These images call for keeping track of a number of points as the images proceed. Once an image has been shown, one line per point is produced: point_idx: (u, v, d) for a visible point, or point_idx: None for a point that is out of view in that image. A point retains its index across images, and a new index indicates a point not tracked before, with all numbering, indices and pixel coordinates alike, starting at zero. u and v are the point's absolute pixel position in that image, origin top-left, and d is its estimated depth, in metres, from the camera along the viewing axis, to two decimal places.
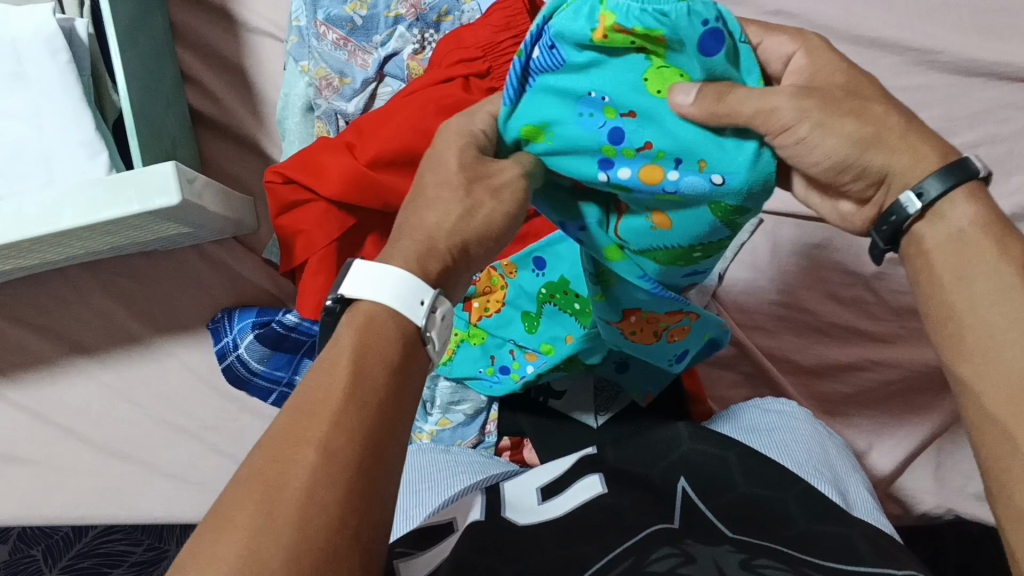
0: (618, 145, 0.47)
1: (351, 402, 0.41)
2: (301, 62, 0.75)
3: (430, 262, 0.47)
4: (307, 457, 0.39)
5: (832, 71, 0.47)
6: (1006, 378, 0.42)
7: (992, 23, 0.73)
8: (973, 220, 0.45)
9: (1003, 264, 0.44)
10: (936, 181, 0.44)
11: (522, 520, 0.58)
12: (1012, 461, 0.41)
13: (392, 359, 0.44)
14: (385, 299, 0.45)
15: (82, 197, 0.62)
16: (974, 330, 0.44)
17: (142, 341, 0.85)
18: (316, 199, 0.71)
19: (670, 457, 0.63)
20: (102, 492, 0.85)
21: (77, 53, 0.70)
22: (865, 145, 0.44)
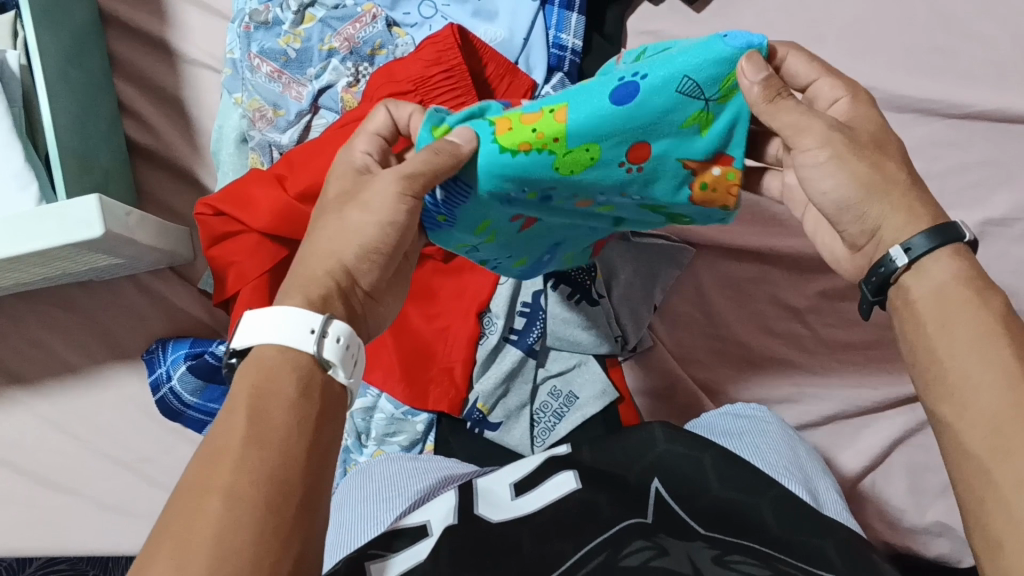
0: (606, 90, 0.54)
1: (254, 445, 0.44)
2: (235, 93, 0.76)
3: (314, 291, 0.51)
4: (214, 504, 0.42)
5: (869, 122, 0.53)
6: (982, 419, 0.45)
7: (924, 61, 0.74)
8: (955, 275, 0.49)
9: (983, 313, 0.48)
10: (925, 239, 0.50)
11: (496, 517, 0.57)
12: (987, 494, 0.44)
13: (289, 393, 0.46)
14: (273, 342, 0.48)
15: (4, 230, 0.62)
16: (954, 374, 0.47)
17: (77, 371, 0.84)
18: (249, 231, 0.71)
19: (647, 459, 0.61)
20: (36, 525, 0.84)
21: (9, 85, 0.70)
22: (871, 189, 0.51)
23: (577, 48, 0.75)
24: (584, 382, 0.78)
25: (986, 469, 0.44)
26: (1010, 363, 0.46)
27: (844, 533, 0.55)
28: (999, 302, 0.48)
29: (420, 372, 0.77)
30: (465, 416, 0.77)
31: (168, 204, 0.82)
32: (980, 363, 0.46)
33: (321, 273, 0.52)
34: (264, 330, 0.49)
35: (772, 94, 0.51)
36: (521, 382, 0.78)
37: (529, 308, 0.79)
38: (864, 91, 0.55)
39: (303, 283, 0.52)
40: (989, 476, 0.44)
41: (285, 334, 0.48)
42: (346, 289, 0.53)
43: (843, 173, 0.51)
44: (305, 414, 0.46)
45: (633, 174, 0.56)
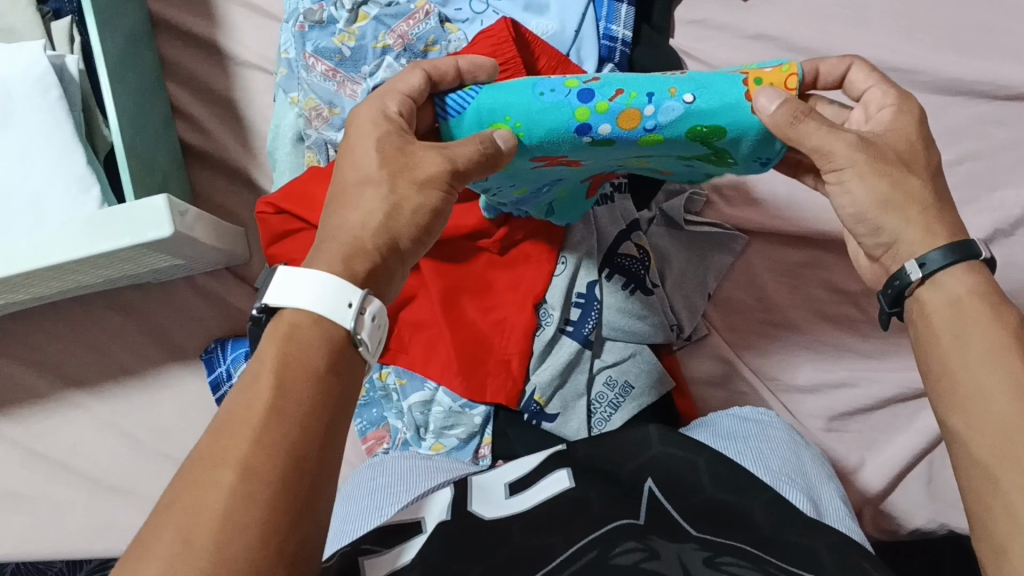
0: (590, 103, 0.55)
1: (275, 420, 0.44)
2: (291, 92, 0.77)
3: (356, 263, 0.52)
4: (227, 476, 0.42)
5: (901, 137, 0.55)
6: (992, 428, 0.48)
7: (970, 42, 0.75)
8: (970, 289, 0.53)
9: (998, 329, 0.51)
10: (942, 253, 0.53)
11: (489, 514, 0.58)
12: (992, 500, 0.47)
13: (315, 368, 0.47)
14: (307, 308, 0.49)
15: (75, 234, 0.63)
16: (965, 383, 0.50)
17: (135, 372, 0.84)
18: (308, 229, 0.72)
19: (638, 460, 0.62)
20: (93, 529, 0.83)
21: (69, 89, 0.71)
22: (885, 204, 0.54)
23: (626, 39, 0.77)
24: (639, 372, 0.78)
25: (994, 477, 0.47)
26: (1020, 378, 0.49)
27: (833, 535, 0.56)
28: (1012, 319, 0.51)
29: (476, 364, 0.77)
30: (522, 408, 0.78)
31: (220, 204, 0.82)
32: (993, 373, 0.49)
33: (368, 244, 0.53)
34: (298, 295, 0.49)
35: (791, 121, 0.52)
36: (577, 373, 0.78)
37: (584, 297, 0.79)
38: (916, 105, 0.56)
39: (352, 247, 0.52)
40: (993, 479, 0.47)
41: (322, 301, 0.49)
42: (386, 262, 0.54)
43: (868, 187, 0.53)
44: (327, 398, 0.47)
45: (683, 105, 0.54)
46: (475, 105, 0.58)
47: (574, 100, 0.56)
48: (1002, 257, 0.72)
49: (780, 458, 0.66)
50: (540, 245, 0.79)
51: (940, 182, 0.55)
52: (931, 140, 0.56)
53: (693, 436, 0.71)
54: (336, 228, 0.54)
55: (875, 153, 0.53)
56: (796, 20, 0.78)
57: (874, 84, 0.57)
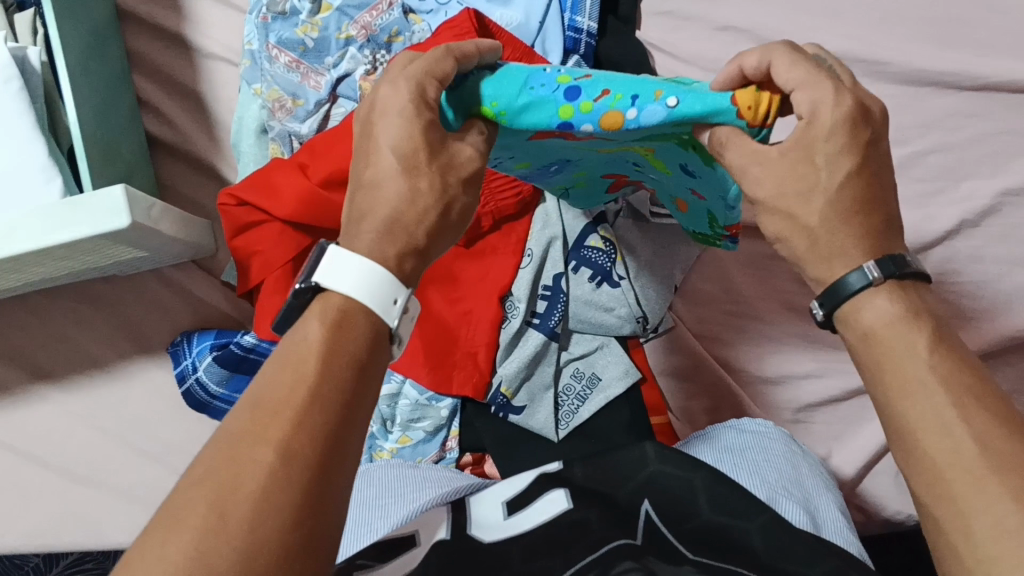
0: (574, 102, 0.48)
1: (318, 403, 0.42)
2: (255, 84, 0.78)
3: (406, 258, 0.49)
4: (265, 454, 0.40)
5: (832, 142, 0.44)
6: (929, 470, 0.43)
7: (947, 32, 0.73)
8: (884, 318, 0.45)
9: (917, 358, 0.44)
10: (854, 279, 0.46)
11: (488, 537, 0.58)
12: (943, 544, 0.42)
13: (359, 356, 0.45)
14: (353, 295, 0.46)
15: (32, 224, 0.63)
16: (897, 421, 0.45)
17: (103, 365, 0.84)
18: (270, 220, 0.72)
19: (636, 479, 0.61)
20: (64, 518, 0.85)
21: (31, 81, 0.71)
22: (843, 236, 0.46)
23: (591, 30, 0.77)
24: (607, 364, 0.78)
25: (937, 520, 0.42)
26: (944, 411, 0.43)
27: (833, 560, 0.55)
28: (930, 346, 0.44)
29: (443, 355, 0.77)
30: (489, 400, 0.77)
31: (189, 197, 0.83)
32: (920, 407, 0.44)
33: (419, 234, 0.50)
34: (348, 278, 0.46)
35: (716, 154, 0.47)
36: (545, 365, 0.78)
37: (550, 289, 0.79)
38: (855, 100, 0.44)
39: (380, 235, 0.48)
40: (940, 526, 0.42)
41: (374, 293, 0.47)
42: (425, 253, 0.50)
43: (808, 210, 0.46)
44: (363, 387, 0.45)
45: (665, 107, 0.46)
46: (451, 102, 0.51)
47: (559, 97, 0.49)
48: (969, 250, 0.72)
49: (774, 468, 0.66)
50: (505, 237, 0.80)
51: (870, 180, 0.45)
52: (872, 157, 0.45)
53: (690, 450, 0.69)
54: (372, 218, 0.49)
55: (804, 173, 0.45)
56: (763, 10, 0.77)
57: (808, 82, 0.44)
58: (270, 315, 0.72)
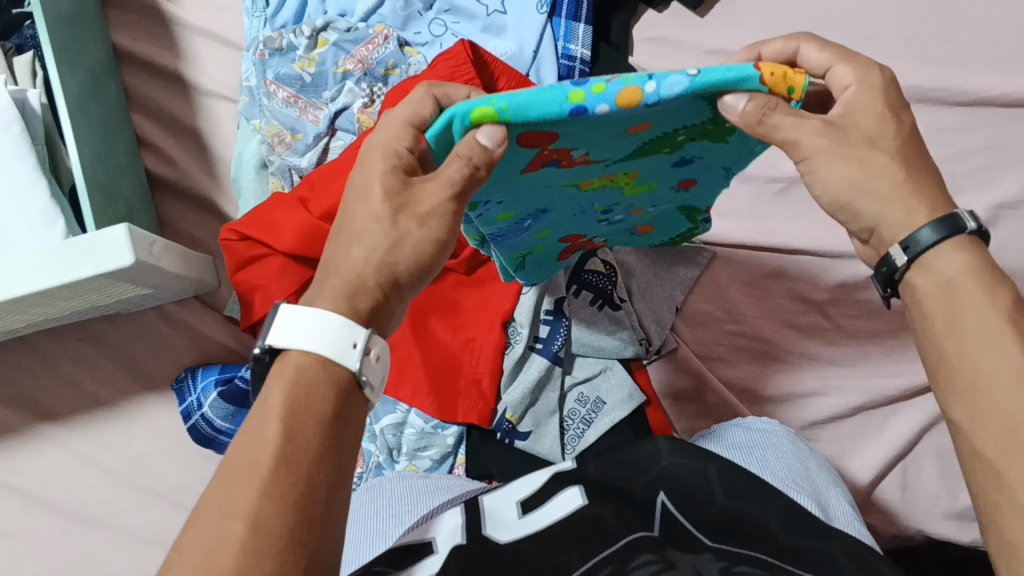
0: (584, 84, 0.43)
1: (284, 466, 0.43)
2: (253, 120, 0.79)
3: (360, 300, 0.49)
4: (236, 528, 0.41)
5: (869, 116, 0.49)
6: (995, 421, 0.45)
7: (929, 50, 0.75)
8: (961, 270, 0.48)
9: (992, 312, 0.47)
10: (933, 228, 0.48)
11: (504, 537, 0.58)
12: (999, 496, 0.44)
13: (324, 412, 0.45)
14: (307, 350, 0.47)
15: (35, 267, 0.63)
16: (964, 374, 0.47)
17: (107, 404, 0.84)
18: (273, 254, 0.72)
19: (652, 472, 0.62)
20: (71, 559, 0.84)
21: (31, 123, 0.71)
22: (857, 187, 0.49)
23: (585, 56, 0.77)
24: (611, 388, 0.78)
25: (999, 474, 0.44)
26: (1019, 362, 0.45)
27: (849, 539, 0.55)
28: (1007, 298, 0.47)
29: (446, 386, 0.77)
30: (494, 427, 0.77)
31: (188, 234, 0.83)
32: (992, 364, 0.46)
33: (369, 281, 0.50)
34: (306, 337, 0.47)
35: (757, 119, 0.45)
36: (548, 391, 0.78)
37: (552, 315, 0.80)
38: (880, 71, 0.50)
39: (350, 293, 0.49)
40: (1001, 480, 0.44)
41: (330, 343, 0.47)
42: (386, 297, 0.51)
43: (831, 175, 0.49)
44: (334, 437, 0.46)
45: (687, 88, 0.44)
46: (447, 112, 0.47)
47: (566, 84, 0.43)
48: None
49: (784, 465, 0.67)
50: None
51: (915, 161, 0.50)
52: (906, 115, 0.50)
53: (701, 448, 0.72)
54: (337, 265, 0.50)
55: (840, 137, 0.49)
56: (752, 34, 0.79)
57: (833, 64, 0.51)
58: None
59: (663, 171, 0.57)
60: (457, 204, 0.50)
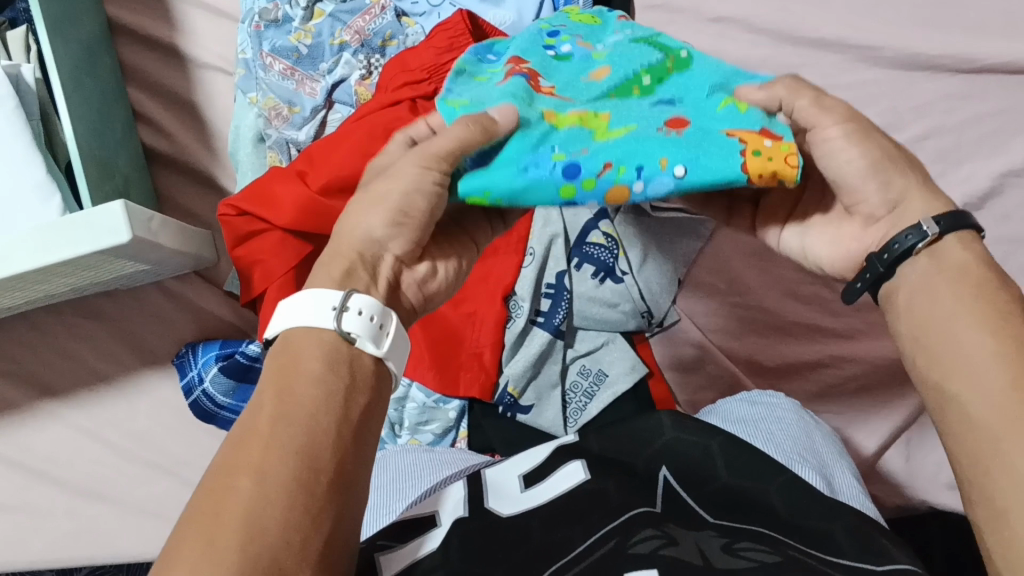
0: (576, 179, 0.48)
1: (283, 424, 0.42)
2: (249, 93, 0.78)
3: (338, 271, 0.49)
4: (243, 480, 0.40)
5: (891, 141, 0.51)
6: (991, 392, 0.43)
7: (936, 15, 0.72)
8: (968, 260, 0.48)
9: (992, 298, 0.46)
10: (948, 218, 0.49)
11: (506, 511, 0.58)
12: (990, 463, 0.42)
13: (315, 373, 0.45)
14: (298, 323, 0.47)
15: (32, 243, 0.62)
16: (957, 357, 0.46)
17: (110, 380, 0.84)
18: (273, 228, 0.72)
19: (654, 446, 0.63)
20: (75, 535, 0.84)
21: (26, 98, 0.71)
22: (884, 168, 0.49)
23: (586, 24, 0.76)
24: (613, 360, 0.78)
25: (996, 439, 0.42)
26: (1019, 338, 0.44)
27: (851, 518, 0.55)
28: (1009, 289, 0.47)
29: (449, 359, 0.78)
30: (496, 400, 0.77)
31: (187, 209, 0.83)
32: (987, 339, 0.45)
33: (346, 247, 0.51)
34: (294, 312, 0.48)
35: (816, 97, 0.50)
36: (551, 363, 0.78)
37: (553, 288, 0.79)
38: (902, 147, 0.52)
39: (327, 261, 0.50)
40: (996, 444, 0.42)
41: (309, 312, 0.47)
42: (373, 263, 0.51)
43: (862, 155, 0.49)
44: (333, 394, 0.45)
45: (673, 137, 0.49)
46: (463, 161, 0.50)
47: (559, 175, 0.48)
48: None
49: (790, 437, 0.67)
50: (506, 238, 0.79)
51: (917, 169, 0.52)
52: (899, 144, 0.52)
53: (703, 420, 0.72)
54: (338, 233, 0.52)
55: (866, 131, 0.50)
56: (755, 0, 0.78)
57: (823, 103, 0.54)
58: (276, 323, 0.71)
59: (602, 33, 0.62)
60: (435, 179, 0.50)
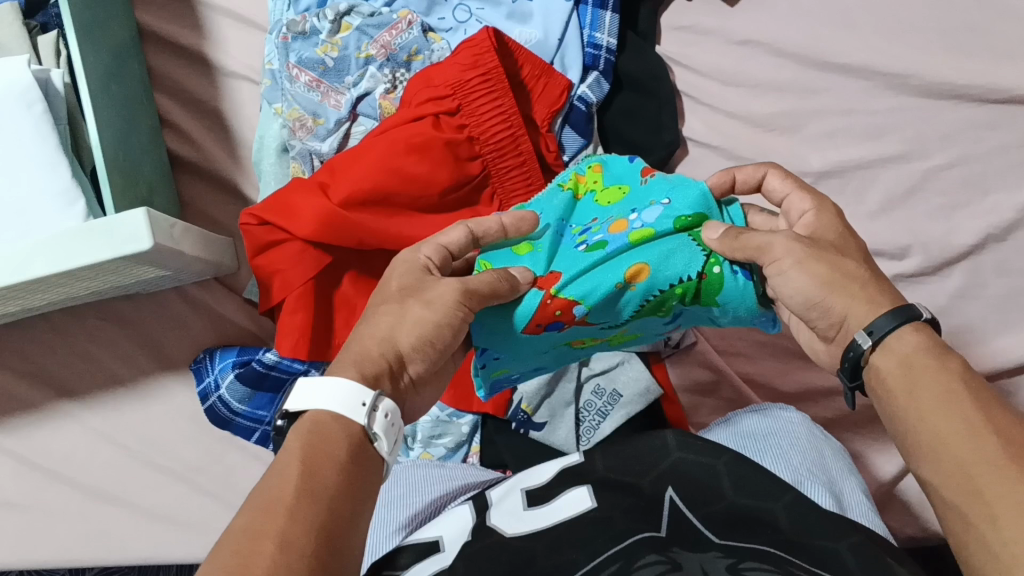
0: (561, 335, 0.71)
1: (305, 498, 0.43)
2: (275, 103, 0.79)
3: (365, 365, 0.52)
4: (266, 547, 0.40)
5: (845, 265, 0.53)
6: (955, 471, 0.45)
7: (962, 43, 0.71)
8: (915, 346, 0.50)
9: (951, 378, 0.48)
10: (881, 322, 0.50)
11: (509, 529, 0.59)
12: (967, 535, 0.44)
13: (337, 457, 0.46)
14: (323, 407, 0.48)
15: (53, 248, 0.63)
16: (925, 439, 0.47)
17: (127, 382, 0.85)
18: (292, 239, 0.72)
19: (661, 467, 0.62)
20: (87, 536, 0.85)
21: (54, 102, 0.72)
22: (828, 287, 0.53)
23: (611, 45, 0.79)
24: (628, 380, 0.77)
25: (965, 515, 0.44)
26: (972, 418, 0.46)
27: (856, 535, 0.55)
28: (958, 364, 0.49)
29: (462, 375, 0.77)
30: (510, 417, 0.78)
31: (211, 216, 0.84)
32: (946, 419, 0.46)
33: (375, 351, 0.53)
34: (319, 398, 0.48)
35: (735, 236, 0.54)
36: (565, 381, 0.78)
37: None
38: (851, 260, 0.54)
39: (356, 356, 0.53)
40: (967, 519, 0.44)
41: (335, 399, 0.48)
42: (396, 369, 0.54)
43: (802, 274, 0.53)
44: (352, 480, 0.46)
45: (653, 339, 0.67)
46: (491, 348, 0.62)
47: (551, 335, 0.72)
48: (994, 263, 0.71)
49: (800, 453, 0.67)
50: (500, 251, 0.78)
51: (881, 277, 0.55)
52: (869, 260, 0.55)
53: (717, 435, 0.71)
54: (360, 336, 0.55)
55: (830, 263, 0.53)
56: (783, 23, 0.78)
57: (802, 262, 0.53)
58: (294, 331, 0.72)
59: (637, 195, 0.63)
60: (464, 300, 0.55)
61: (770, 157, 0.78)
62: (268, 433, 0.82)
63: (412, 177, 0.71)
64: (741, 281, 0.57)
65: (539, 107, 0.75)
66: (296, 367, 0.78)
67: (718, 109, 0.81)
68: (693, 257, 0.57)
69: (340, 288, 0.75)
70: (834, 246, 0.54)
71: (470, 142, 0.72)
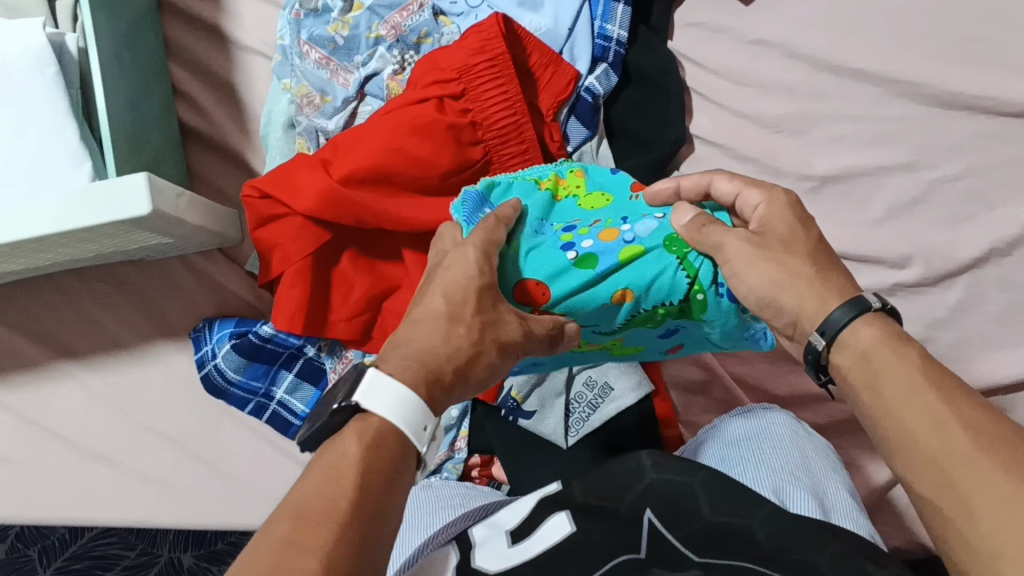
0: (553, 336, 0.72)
1: (362, 508, 0.42)
2: (284, 79, 0.80)
3: (436, 390, 0.49)
4: (313, 555, 0.38)
5: (797, 264, 0.54)
6: (925, 463, 0.45)
7: (974, 54, 0.71)
8: (872, 339, 0.50)
9: (912, 367, 0.48)
10: (837, 316, 0.51)
11: (494, 568, 0.57)
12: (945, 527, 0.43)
13: (392, 470, 0.44)
14: (394, 418, 0.46)
15: (54, 209, 0.63)
16: (895, 432, 0.47)
17: (128, 347, 0.86)
18: (293, 214, 0.73)
19: (635, 491, 0.61)
20: (82, 495, 0.87)
21: (67, 66, 0.73)
22: (778, 287, 0.54)
23: (621, 38, 0.79)
24: (620, 374, 0.77)
25: (938, 508, 0.44)
26: (937, 408, 0.46)
27: (831, 547, 0.55)
28: (917, 353, 0.49)
29: None
30: (500, 403, 0.78)
31: (218, 188, 0.85)
32: (910, 411, 0.46)
33: (449, 376, 0.50)
34: (391, 403, 0.46)
35: (698, 227, 0.57)
36: (555, 372, 0.78)
37: None
38: (800, 259, 0.54)
39: (431, 383, 0.49)
40: (941, 512, 0.44)
41: (409, 416, 0.46)
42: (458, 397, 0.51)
43: (755, 273, 0.54)
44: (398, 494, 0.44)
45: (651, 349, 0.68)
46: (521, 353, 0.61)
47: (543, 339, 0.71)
48: (997, 276, 0.70)
49: (782, 461, 0.66)
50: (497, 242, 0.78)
51: (839, 271, 0.55)
52: (823, 251, 0.55)
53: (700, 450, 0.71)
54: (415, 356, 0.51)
55: (777, 261, 0.54)
56: (796, 25, 0.77)
57: (750, 264, 0.55)
58: (291, 301, 0.73)
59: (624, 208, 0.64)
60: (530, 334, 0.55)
61: (776, 158, 0.77)
62: (263, 404, 0.84)
63: (413, 159, 0.71)
64: (724, 303, 0.60)
65: (545, 96, 0.75)
66: (292, 341, 0.80)
67: (727, 108, 0.81)
68: (675, 281, 0.59)
69: (339, 266, 0.75)
70: (783, 241, 0.55)
71: (473, 128, 0.72)
